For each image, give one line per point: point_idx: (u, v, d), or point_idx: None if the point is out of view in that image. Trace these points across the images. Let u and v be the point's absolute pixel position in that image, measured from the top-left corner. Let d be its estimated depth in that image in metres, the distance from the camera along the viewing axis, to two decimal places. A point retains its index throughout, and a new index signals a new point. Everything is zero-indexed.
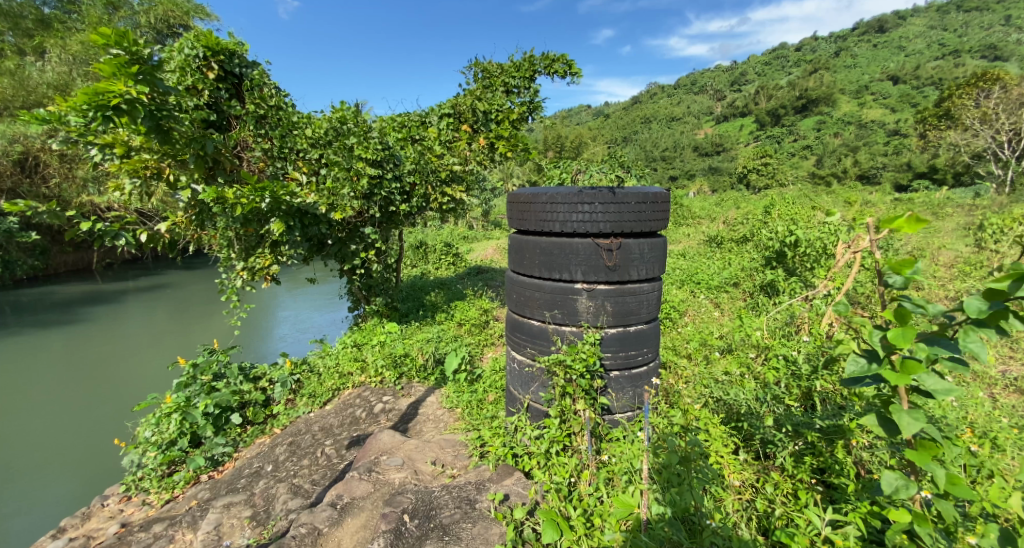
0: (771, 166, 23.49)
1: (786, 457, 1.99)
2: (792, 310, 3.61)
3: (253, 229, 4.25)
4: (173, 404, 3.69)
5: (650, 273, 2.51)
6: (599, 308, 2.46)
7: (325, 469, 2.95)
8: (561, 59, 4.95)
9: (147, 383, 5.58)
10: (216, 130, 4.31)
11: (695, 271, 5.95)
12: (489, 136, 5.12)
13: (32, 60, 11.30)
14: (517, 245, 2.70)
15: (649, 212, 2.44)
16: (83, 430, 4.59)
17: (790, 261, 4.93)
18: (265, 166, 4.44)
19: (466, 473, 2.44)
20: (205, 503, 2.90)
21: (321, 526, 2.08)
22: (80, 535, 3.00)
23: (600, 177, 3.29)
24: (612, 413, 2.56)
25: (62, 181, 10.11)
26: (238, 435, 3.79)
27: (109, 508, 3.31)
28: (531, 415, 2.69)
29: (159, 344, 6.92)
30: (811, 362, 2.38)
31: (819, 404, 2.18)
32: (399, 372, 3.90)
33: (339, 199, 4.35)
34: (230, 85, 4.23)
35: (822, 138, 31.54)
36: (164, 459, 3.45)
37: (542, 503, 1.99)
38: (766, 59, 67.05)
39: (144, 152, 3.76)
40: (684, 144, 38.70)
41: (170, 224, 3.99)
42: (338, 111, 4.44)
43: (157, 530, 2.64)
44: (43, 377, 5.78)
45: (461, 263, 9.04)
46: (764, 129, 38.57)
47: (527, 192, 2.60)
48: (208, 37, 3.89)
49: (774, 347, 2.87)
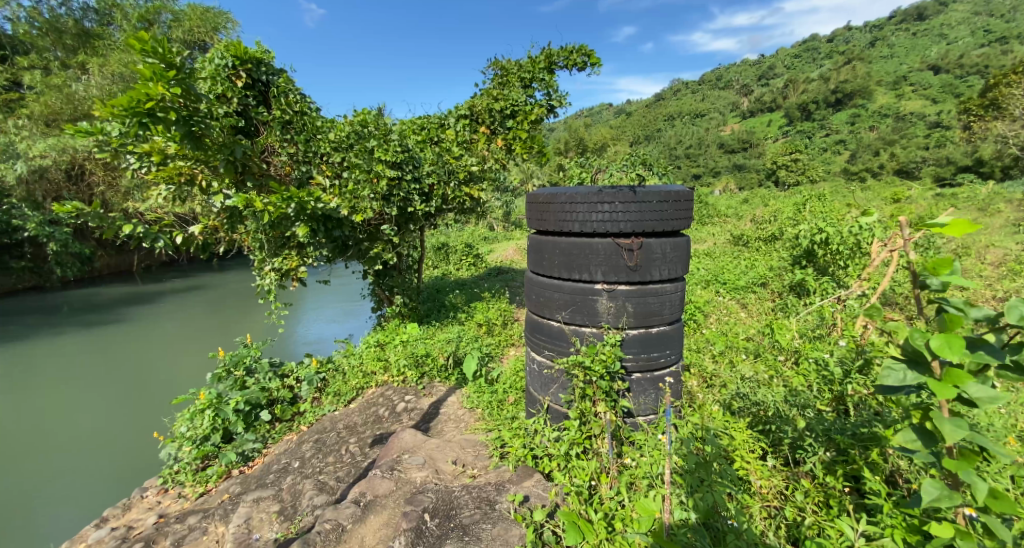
0: (801, 162, 22.78)
1: (817, 463, 1.91)
2: (824, 311, 3.47)
3: (280, 232, 4.39)
4: (206, 400, 3.81)
5: (673, 273, 2.45)
6: (620, 309, 2.43)
7: (348, 467, 3.02)
8: (580, 52, 4.94)
9: (181, 380, 5.80)
10: (245, 136, 4.39)
11: (721, 271, 5.81)
12: (507, 136, 5.18)
13: (76, 75, 11.96)
14: (536, 246, 2.69)
15: (671, 211, 2.38)
16: (121, 428, 4.74)
17: (821, 260, 4.77)
18: (290, 171, 4.56)
19: (486, 473, 2.44)
20: (237, 497, 3.00)
21: (344, 523, 2.14)
22: (121, 524, 3.13)
23: (620, 177, 3.29)
24: (633, 416, 2.53)
25: (105, 189, 10.66)
26: (267, 432, 3.92)
27: (148, 499, 3.44)
28: (552, 417, 2.67)
29: (193, 342, 7.19)
30: (844, 367, 2.31)
31: (852, 411, 2.08)
32: (420, 372, 3.96)
33: (360, 201, 4.41)
34: (258, 92, 4.35)
35: (857, 132, 30.27)
36: (199, 454, 3.58)
37: (562, 506, 1.97)
38: (796, 52, 65.36)
39: (178, 160, 3.89)
40: (710, 140, 37.84)
41: (203, 227, 4.17)
42: (360, 114, 4.54)
43: (191, 523, 2.74)
44: (90, 372, 6.13)
45: (481, 264, 9.12)
46: (794, 123, 37.39)
47: (547, 191, 2.59)
48: (237, 47, 4.01)
49: (804, 350, 2.77)
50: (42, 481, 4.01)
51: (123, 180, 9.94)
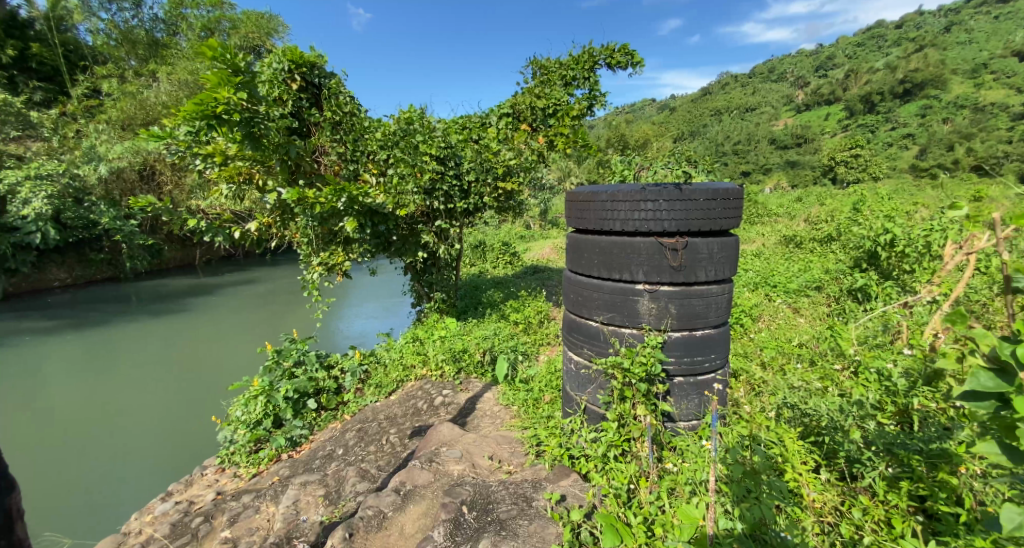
0: (862, 158, 21.24)
1: (877, 479, 1.78)
2: (886, 317, 3.24)
3: (328, 229, 4.58)
4: (259, 387, 4.05)
5: (720, 275, 2.36)
6: (662, 310, 2.36)
7: (389, 456, 3.12)
8: (623, 50, 4.83)
9: (235, 368, 6.16)
10: (298, 137, 4.60)
11: (772, 273, 5.53)
12: (548, 133, 5.15)
13: (149, 82, 12.98)
14: (575, 245, 2.66)
15: (719, 210, 2.29)
16: (182, 413, 5.07)
17: (885, 264, 4.42)
18: (339, 170, 4.74)
19: (522, 470, 2.45)
20: (286, 479, 3.17)
21: (386, 510, 2.22)
22: (184, 499, 3.39)
23: (665, 173, 3.21)
24: (674, 421, 2.46)
25: (172, 187, 11.52)
26: (313, 419, 4.12)
27: (207, 477, 3.70)
28: (589, 418, 2.63)
29: (246, 333, 7.62)
30: (910, 378, 2.15)
31: (918, 424, 1.93)
32: (457, 367, 4.03)
33: (403, 197, 4.53)
34: (311, 94, 4.56)
35: (928, 125, 27.89)
36: (252, 437, 3.81)
37: (599, 508, 1.95)
38: (859, 41, 60.98)
39: (238, 160, 4.15)
40: (760, 136, 36.02)
41: (258, 224, 4.43)
42: (405, 113, 4.66)
43: (246, 501, 2.92)
44: (155, 358, 6.63)
45: (518, 262, 9.13)
46: (854, 117, 34.95)
47: (587, 190, 2.55)
48: (293, 52, 4.20)
49: (864, 359, 2.59)
50: (114, 458, 4.34)
51: (188, 180, 10.72)
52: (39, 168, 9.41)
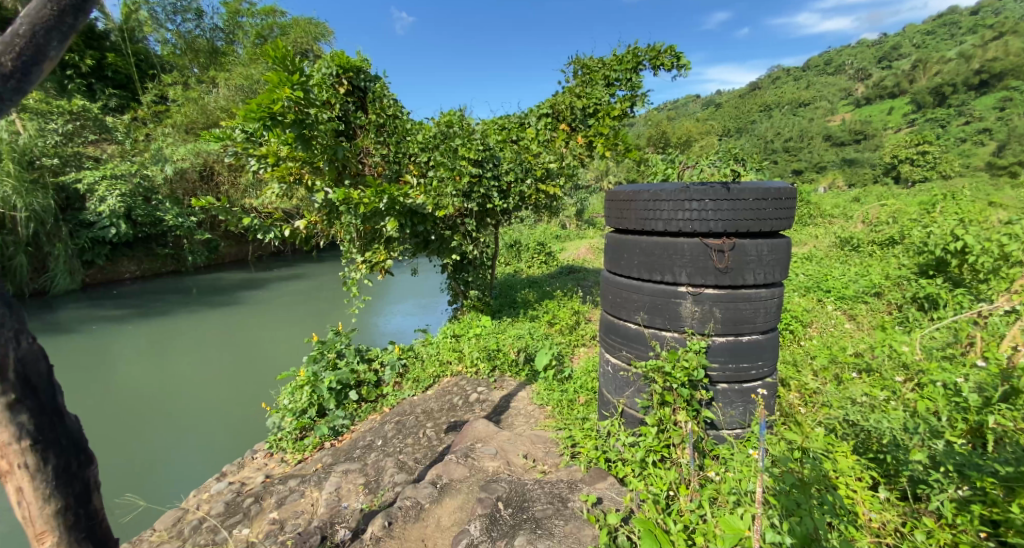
0: (932, 155, 19.62)
1: (944, 501, 1.64)
2: (956, 329, 2.99)
3: (370, 227, 4.74)
4: (305, 377, 4.25)
5: (769, 278, 2.26)
6: (706, 314, 2.29)
7: (425, 449, 3.20)
8: (669, 51, 4.70)
9: (283, 359, 6.49)
10: (345, 139, 4.76)
11: (825, 278, 5.23)
12: (587, 134, 5.10)
13: (209, 88, 13.86)
14: (614, 245, 2.62)
15: (770, 210, 2.20)
16: (236, 398, 5.41)
17: (954, 271, 4.08)
18: (382, 170, 4.88)
19: (557, 471, 2.45)
20: (329, 466, 3.31)
21: (423, 502, 2.28)
22: (237, 479, 3.61)
23: (712, 172, 3.09)
24: (717, 429, 2.37)
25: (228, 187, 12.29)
26: (354, 410, 4.27)
27: (257, 460, 3.92)
28: (626, 422, 2.58)
29: (294, 326, 8.01)
30: (984, 394, 1.98)
31: (993, 445, 1.77)
32: (492, 365, 4.07)
33: (443, 199, 4.58)
34: (357, 98, 4.71)
35: (1009, 118, 25.42)
36: (298, 425, 4.01)
37: (637, 512, 1.91)
38: (928, 29, 56.41)
39: (289, 161, 4.35)
40: (814, 132, 34.04)
41: (307, 222, 4.64)
42: (445, 116, 4.74)
43: (292, 485, 3.08)
44: (213, 347, 7.10)
45: (553, 262, 9.09)
46: (922, 111, 32.36)
47: (628, 189, 2.51)
48: (341, 57, 4.34)
49: (931, 372, 2.40)
50: (176, 437, 4.69)
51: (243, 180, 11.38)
52: (115, 168, 10.26)
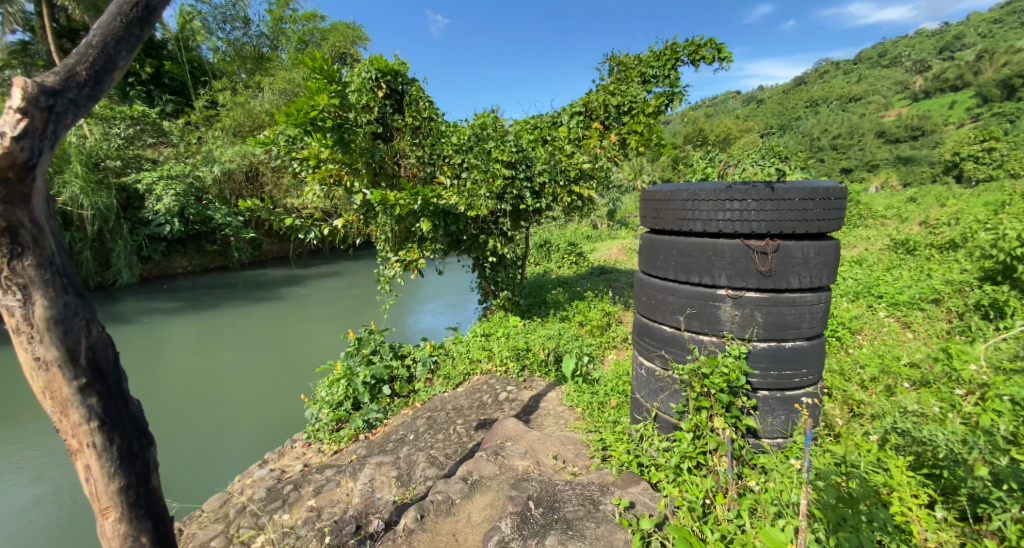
0: (998, 152, 18.17)
1: (1008, 523, 1.52)
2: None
3: (405, 227, 4.84)
4: (341, 371, 4.39)
5: (815, 282, 2.16)
6: (747, 318, 2.21)
7: (456, 446, 3.25)
8: (709, 45, 4.57)
9: (320, 353, 6.72)
10: (382, 141, 4.87)
11: (875, 282, 4.94)
12: (621, 132, 5.03)
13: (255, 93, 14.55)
14: (650, 246, 2.56)
15: (817, 211, 2.11)
16: (277, 389, 5.65)
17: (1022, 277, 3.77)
18: (417, 171, 4.97)
19: (587, 473, 2.43)
20: (363, 458, 3.41)
21: (454, 497, 2.31)
22: (278, 467, 3.77)
23: (754, 172, 2.98)
24: (757, 437, 2.29)
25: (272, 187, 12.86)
26: (388, 404, 4.38)
27: (296, 449, 4.07)
28: (660, 426, 2.52)
29: (330, 322, 8.28)
30: None
31: None
32: (522, 364, 4.08)
33: (476, 200, 4.64)
34: (394, 101, 4.81)
35: None
36: (334, 417, 4.14)
37: (672, 519, 1.87)
38: (996, 15, 52.24)
39: (329, 163, 4.51)
40: (863, 129, 32.19)
41: (345, 221, 4.80)
42: (480, 117, 4.79)
43: (328, 475, 3.18)
44: (256, 340, 7.44)
45: (584, 262, 9.01)
46: (988, 104, 30.02)
47: (665, 189, 2.46)
48: (380, 62, 4.45)
49: (995, 384, 2.23)
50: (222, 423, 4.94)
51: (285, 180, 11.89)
52: (170, 169, 10.94)
